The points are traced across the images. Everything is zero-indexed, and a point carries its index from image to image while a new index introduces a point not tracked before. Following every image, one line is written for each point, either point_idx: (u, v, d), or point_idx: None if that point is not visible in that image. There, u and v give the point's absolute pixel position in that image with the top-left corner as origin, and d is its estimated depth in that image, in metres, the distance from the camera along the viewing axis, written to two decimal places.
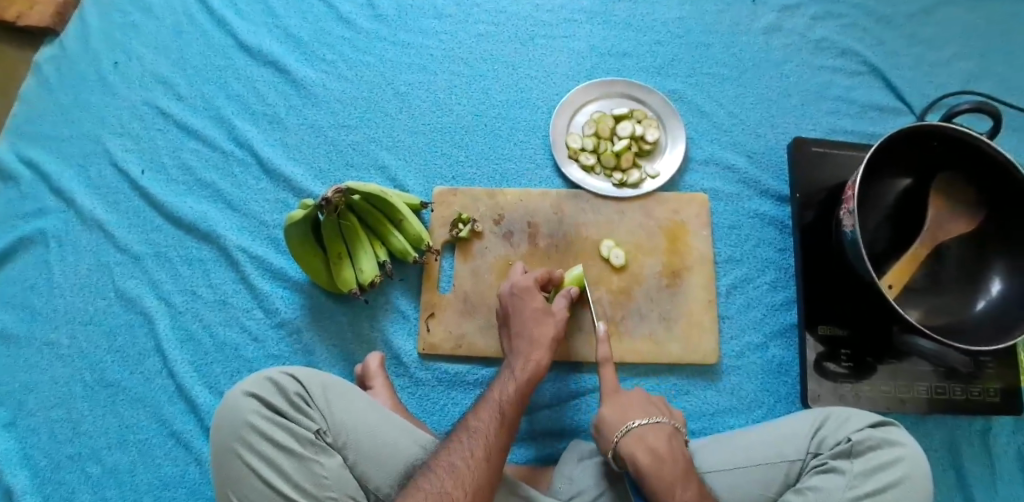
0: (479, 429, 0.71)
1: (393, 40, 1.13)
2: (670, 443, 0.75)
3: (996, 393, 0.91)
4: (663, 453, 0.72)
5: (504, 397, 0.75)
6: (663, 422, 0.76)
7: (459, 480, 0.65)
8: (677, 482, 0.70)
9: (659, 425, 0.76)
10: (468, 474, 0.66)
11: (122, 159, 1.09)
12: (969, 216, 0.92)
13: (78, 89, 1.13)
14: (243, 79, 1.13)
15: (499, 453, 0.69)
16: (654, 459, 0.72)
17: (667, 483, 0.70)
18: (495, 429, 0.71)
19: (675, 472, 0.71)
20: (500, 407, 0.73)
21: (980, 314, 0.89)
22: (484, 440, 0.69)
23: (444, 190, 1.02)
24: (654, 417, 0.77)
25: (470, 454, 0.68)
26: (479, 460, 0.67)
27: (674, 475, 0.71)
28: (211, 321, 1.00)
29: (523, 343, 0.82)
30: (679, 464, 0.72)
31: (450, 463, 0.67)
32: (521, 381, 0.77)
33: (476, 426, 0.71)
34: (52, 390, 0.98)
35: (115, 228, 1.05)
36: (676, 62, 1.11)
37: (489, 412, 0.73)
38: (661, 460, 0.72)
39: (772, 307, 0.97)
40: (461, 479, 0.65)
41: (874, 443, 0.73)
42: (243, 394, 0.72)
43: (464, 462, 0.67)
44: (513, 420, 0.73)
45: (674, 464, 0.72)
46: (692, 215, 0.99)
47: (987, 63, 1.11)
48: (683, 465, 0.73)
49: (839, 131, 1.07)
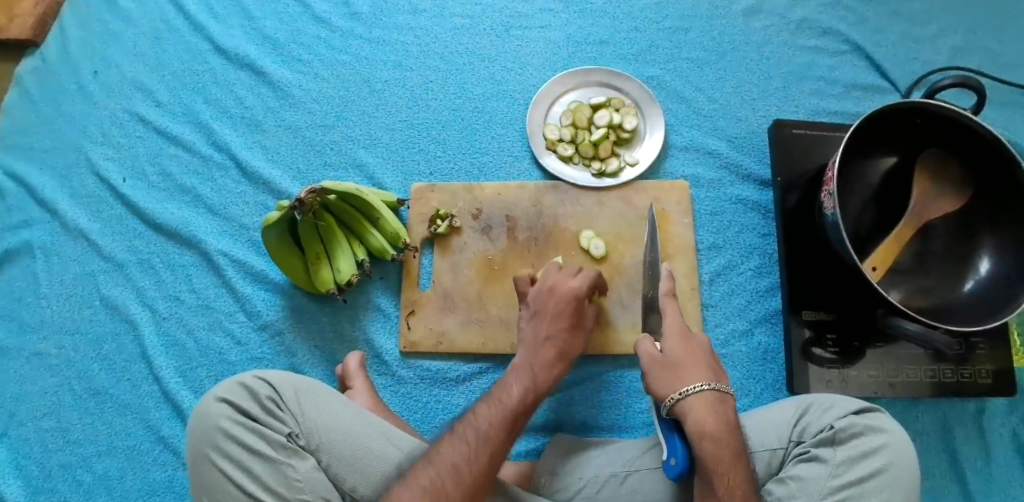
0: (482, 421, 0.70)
1: (368, 37, 1.12)
2: (733, 413, 0.70)
3: (988, 374, 0.89)
4: (730, 425, 0.68)
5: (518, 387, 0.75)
6: (730, 392, 0.71)
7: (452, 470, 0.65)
8: (738, 455, 0.66)
9: (724, 396, 0.70)
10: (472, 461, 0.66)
11: (103, 168, 1.09)
12: (957, 194, 0.89)
13: (59, 99, 1.13)
14: (221, 83, 1.13)
15: (498, 442, 0.69)
16: (718, 431, 0.67)
17: (728, 455, 0.66)
18: (497, 417, 0.71)
19: (732, 445, 0.67)
20: (512, 395, 0.74)
21: (969, 295, 0.87)
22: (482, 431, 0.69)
23: (422, 186, 1.01)
24: (724, 385, 0.71)
25: (476, 440, 0.68)
26: (485, 446, 0.68)
27: (733, 450, 0.67)
28: (195, 326, 1.00)
29: (532, 342, 0.81)
30: (738, 438, 0.68)
31: (445, 454, 0.67)
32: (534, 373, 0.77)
33: (486, 414, 0.72)
34: (42, 400, 0.98)
35: (99, 237, 1.06)
36: (653, 48, 1.09)
37: (500, 400, 0.73)
38: (726, 433, 0.67)
39: (756, 294, 0.95)
40: (453, 470, 0.65)
41: (858, 430, 0.71)
42: (215, 399, 0.72)
43: (461, 453, 0.67)
44: (520, 418, 0.72)
45: (734, 438, 0.67)
46: (673, 203, 0.98)
47: (973, 37, 1.08)
48: (739, 439, 0.68)
49: (822, 112, 1.05)
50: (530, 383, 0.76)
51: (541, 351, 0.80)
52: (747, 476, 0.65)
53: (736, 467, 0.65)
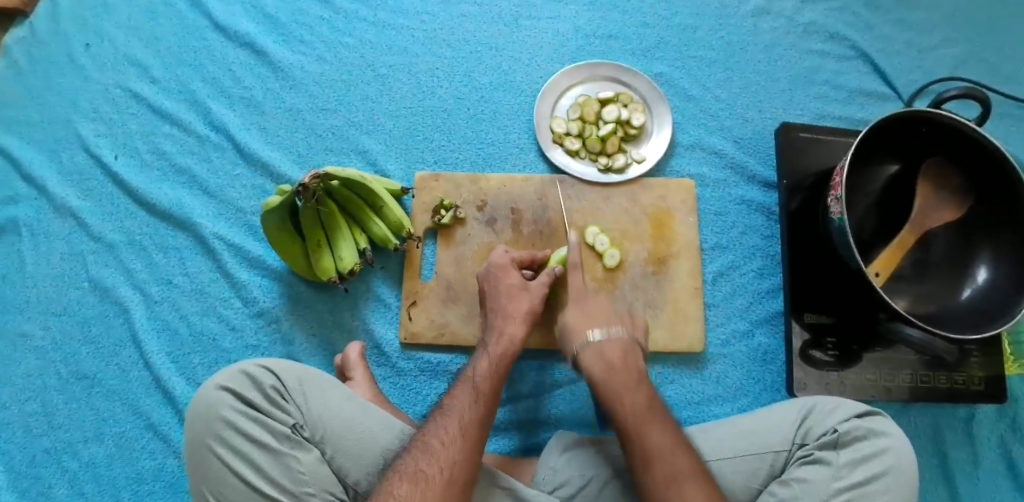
0: (454, 409, 0.72)
1: (373, 20, 1.10)
2: (628, 356, 0.78)
3: (980, 381, 0.91)
4: (614, 361, 0.76)
5: (478, 373, 0.76)
6: (620, 336, 0.79)
7: (434, 457, 0.67)
8: (629, 388, 0.74)
9: (616, 341, 0.79)
10: (443, 450, 0.67)
11: (94, 144, 1.06)
12: (955, 205, 0.90)
13: (49, 70, 1.09)
14: (219, 61, 1.09)
15: (476, 426, 0.70)
16: (604, 368, 0.76)
17: (619, 388, 0.74)
18: (458, 420, 0.71)
19: (615, 354, 0.77)
20: (474, 382, 0.75)
21: (967, 303, 0.89)
22: (459, 419, 0.71)
23: (426, 175, 0.99)
24: (615, 331, 0.79)
25: (445, 431, 0.69)
26: (454, 436, 0.69)
27: (622, 370, 0.76)
28: (188, 311, 0.97)
29: (501, 324, 0.82)
30: (632, 374, 0.76)
31: (425, 444, 0.68)
32: (494, 357, 0.78)
33: (451, 404, 0.73)
34: (26, 384, 0.95)
35: (88, 216, 1.02)
36: (662, 45, 1.08)
37: (464, 388, 0.75)
38: (613, 369, 0.76)
39: (758, 295, 0.96)
40: (437, 457, 0.67)
41: (861, 434, 0.72)
42: (216, 387, 0.69)
43: (430, 465, 0.66)
44: (490, 401, 0.74)
45: (626, 374, 0.75)
46: (679, 202, 0.98)
47: (975, 49, 1.10)
48: (637, 374, 0.76)
49: (828, 116, 1.06)
50: (487, 376, 0.76)
51: (511, 331, 0.81)
52: (643, 404, 0.72)
53: (625, 363, 0.77)
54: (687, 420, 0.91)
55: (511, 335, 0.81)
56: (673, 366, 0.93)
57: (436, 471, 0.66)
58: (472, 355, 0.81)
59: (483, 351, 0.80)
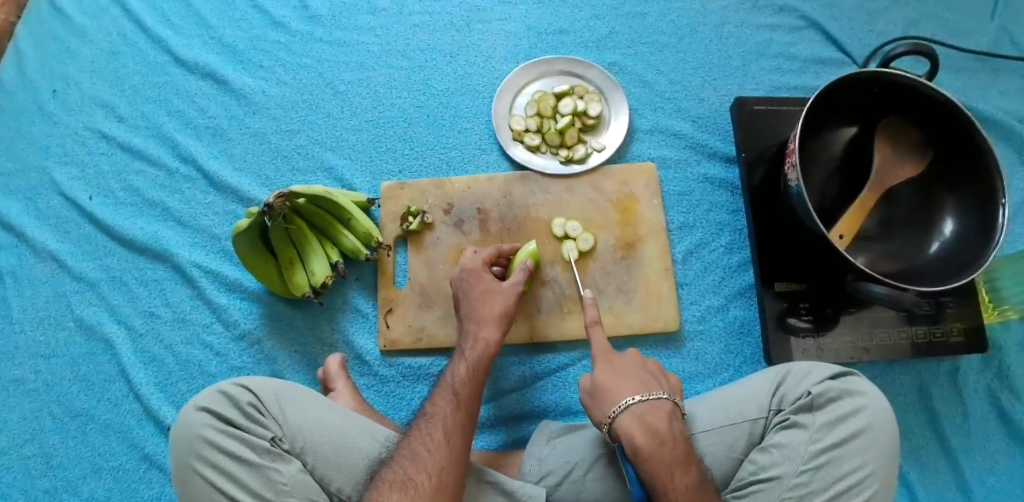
0: (436, 415, 0.74)
1: (328, 40, 1.12)
2: (671, 421, 0.70)
3: (959, 332, 0.91)
4: (660, 429, 0.69)
5: (457, 378, 0.78)
6: (663, 399, 0.71)
7: (422, 464, 0.68)
8: (678, 466, 0.67)
9: (658, 404, 0.71)
10: (429, 457, 0.69)
11: (69, 187, 1.08)
12: (914, 159, 0.92)
13: (19, 120, 1.12)
14: (183, 94, 1.12)
15: (460, 431, 0.72)
16: (652, 441, 0.68)
17: (666, 467, 0.67)
18: (442, 425, 0.72)
19: (659, 421, 0.70)
20: (454, 388, 0.77)
21: (933, 256, 0.90)
22: (442, 424, 0.72)
23: (391, 184, 1.01)
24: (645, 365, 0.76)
25: (430, 437, 0.71)
26: (439, 442, 0.70)
27: (662, 428, 0.69)
28: (172, 340, 0.99)
29: (474, 325, 0.84)
30: (681, 447, 0.69)
31: (411, 451, 0.70)
32: (470, 361, 0.80)
33: (433, 411, 0.74)
34: (22, 427, 0.97)
35: (69, 257, 1.04)
36: (613, 35, 1.10)
37: (444, 395, 0.76)
38: (662, 442, 0.68)
39: (729, 269, 0.97)
40: (425, 464, 0.68)
41: (835, 394, 0.73)
42: (196, 408, 0.71)
43: (417, 473, 0.68)
44: (471, 405, 0.75)
45: (676, 447, 0.68)
46: (642, 186, 0.99)
47: (923, 6, 1.11)
48: (684, 447, 0.69)
49: (782, 88, 1.07)
50: (467, 381, 0.77)
51: (484, 332, 0.83)
52: (693, 485, 0.66)
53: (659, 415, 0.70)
54: None
55: (483, 339, 0.82)
56: (650, 348, 0.94)
57: (424, 477, 0.67)
58: (449, 361, 0.83)
59: (460, 354, 0.82)
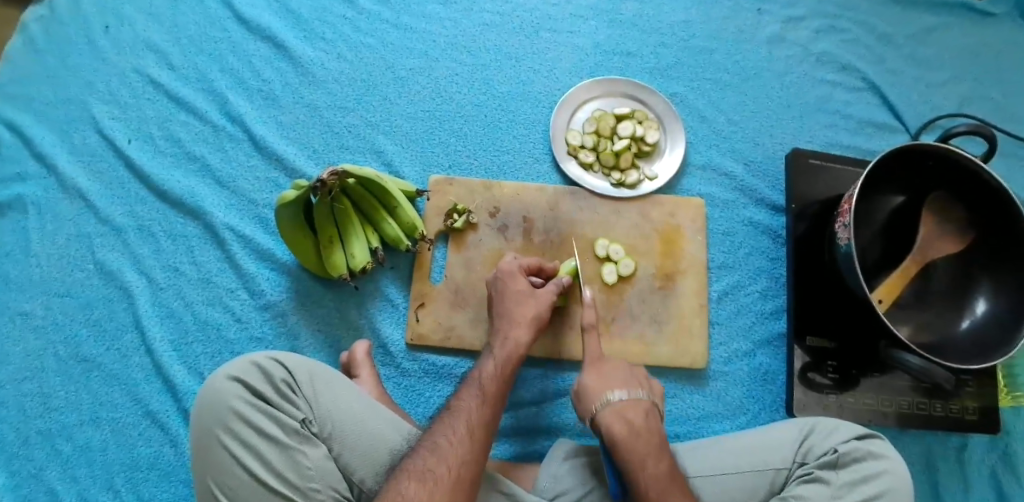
0: (461, 409, 0.72)
1: (395, 23, 1.11)
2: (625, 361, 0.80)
3: (974, 411, 0.93)
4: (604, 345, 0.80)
5: (485, 376, 0.77)
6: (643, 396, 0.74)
7: (442, 458, 0.67)
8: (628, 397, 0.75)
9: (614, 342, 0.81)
10: (450, 451, 0.67)
11: (107, 126, 1.06)
12: (958, 236, 0.93)
13: (66, 51, 1.09)
14: (239, 53, 1.10)
15: (483, 427, 0.71)
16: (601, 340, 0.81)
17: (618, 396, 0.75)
18: (466, 421, 0.71)
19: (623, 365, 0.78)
20: (481, 385, 0.76)
21: (965, 334, 0.90)
22: (466, 420, 0.71)
23: (441, 179, 1.00)
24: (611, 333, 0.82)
25: (453, 432, 0.69)
26: (462, 437, 0.69)
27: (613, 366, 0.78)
28: (194, 300, 0.97)
29: (504, 326, 0.83)
30: (655, 439, 0.71)
31: (433, 443, 0.68)
32: (500, 360, 0.79)
33: (458, 405, 0.73)
34: (23, 363, 0.94)
35: (98, 198, 1.02)
36: (678, 66, 1.11)
37: (470, 391, 0.75)
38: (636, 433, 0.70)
39: (762, 315, 0.97)
40: (445, 457, 0.67)
41: (860, 455, 0.74)
42: (226, 377, 0.70)
43: (438, 465, 0.66)
44: (497, 405, 0.74)
45: (650, 439, 0.70)
46: (688, 220, 0.99)
47: (981, 87, 1.13)
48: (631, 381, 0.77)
49: (837, 145, 1.08)
50: (495, 378, 0.76)
51: (512, 332, 0.82)
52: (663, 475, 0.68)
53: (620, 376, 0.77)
54: (686, 435, 0.91)
55: (512, 340, 0.81)
56: (675, 381, 0.94)
57: (444, 470, 0.65)
58: (478, 358, 0.82)
59: (489, 353, 0.81)
